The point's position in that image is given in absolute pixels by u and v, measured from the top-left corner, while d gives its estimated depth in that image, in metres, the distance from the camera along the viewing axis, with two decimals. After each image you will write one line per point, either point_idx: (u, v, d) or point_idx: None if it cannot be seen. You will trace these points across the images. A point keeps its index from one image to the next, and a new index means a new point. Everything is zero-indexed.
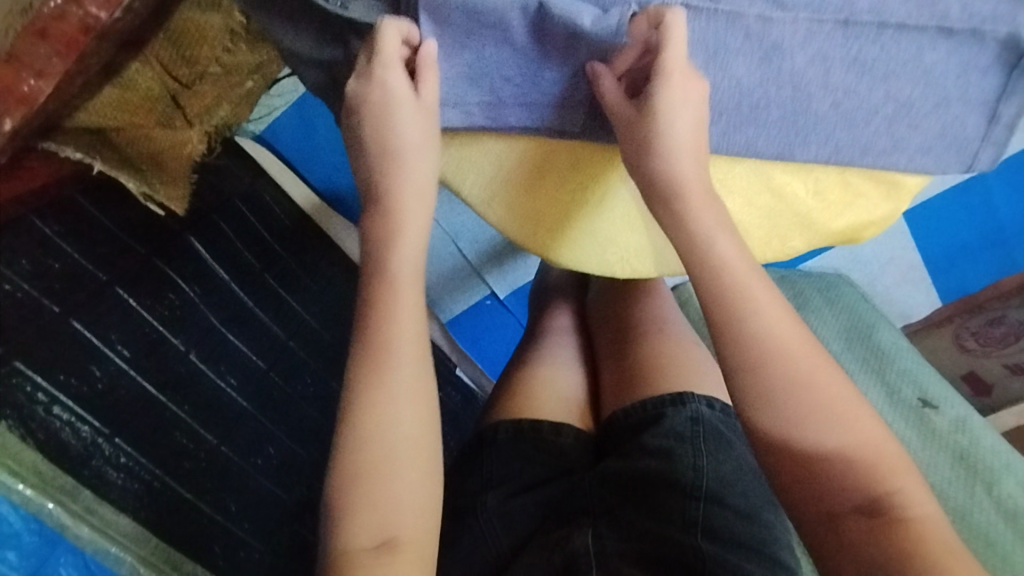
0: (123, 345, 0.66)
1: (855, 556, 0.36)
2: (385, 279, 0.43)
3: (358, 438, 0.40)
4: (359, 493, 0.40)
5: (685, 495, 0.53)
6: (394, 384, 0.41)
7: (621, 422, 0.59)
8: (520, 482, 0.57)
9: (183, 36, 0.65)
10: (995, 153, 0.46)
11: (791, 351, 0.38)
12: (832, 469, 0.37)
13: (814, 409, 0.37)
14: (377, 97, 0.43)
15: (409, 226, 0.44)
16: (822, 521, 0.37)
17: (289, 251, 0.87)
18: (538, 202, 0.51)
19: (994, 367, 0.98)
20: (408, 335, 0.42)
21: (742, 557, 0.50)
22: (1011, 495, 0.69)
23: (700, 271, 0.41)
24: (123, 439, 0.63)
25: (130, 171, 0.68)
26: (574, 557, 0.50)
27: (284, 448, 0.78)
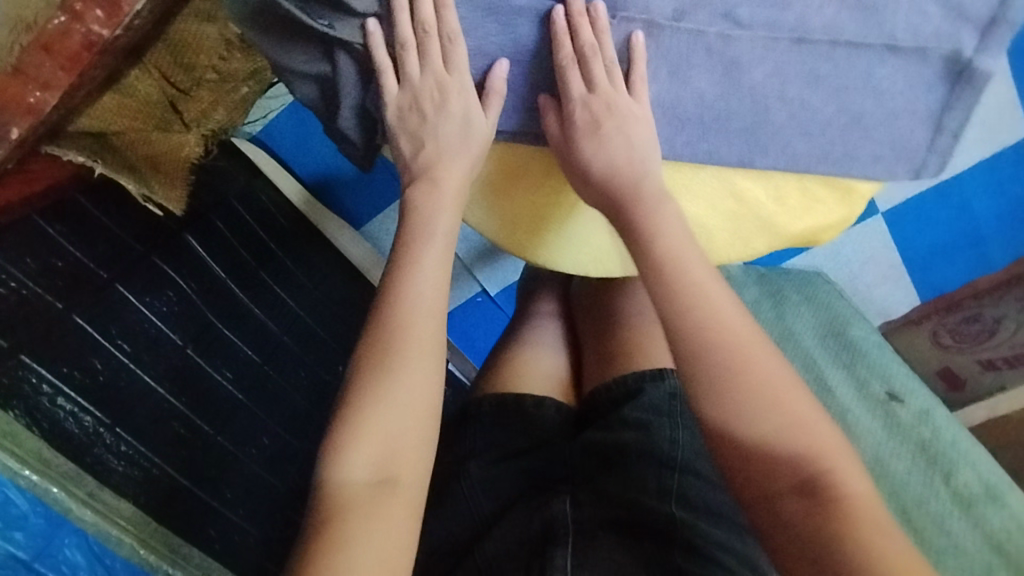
0: (123, 340, 0.69)
1: (794, 530, 0.40)
2: (418, 237, 0.49)
3: (372, 376, 0.45)
4: (372, 434, 0.44)
5: (661, 465, 0.55)
6: (412, 336, 0.46)
7: (602, 396, 0.62)
8: (505, 448, 0.59)
9: (180, 45, 0.66)
10: (942, 160, 0.50)
11: (737, 343, 0.42)
12: (772, 446, 0.41)
13: (756, 398, 0.41)
14: (457, 99, 0.47)
15: (444, 193, 0.49)
16: (763, 504, 0.41)
17: (285, 251, 0.93)
18: (510, 201, 0.54)
19: (969, 362, 1.05)
20: (428, 294, 0.48)
21: (711, 522, 0.52)
22: (967, 484, 0.72)
23: (663, 255, 0.45)
24: (123, 429, 0.66)
25: (132, 174, 0.71)
26: (551, 521, 0.52)
27: (276, 436, 0.82)
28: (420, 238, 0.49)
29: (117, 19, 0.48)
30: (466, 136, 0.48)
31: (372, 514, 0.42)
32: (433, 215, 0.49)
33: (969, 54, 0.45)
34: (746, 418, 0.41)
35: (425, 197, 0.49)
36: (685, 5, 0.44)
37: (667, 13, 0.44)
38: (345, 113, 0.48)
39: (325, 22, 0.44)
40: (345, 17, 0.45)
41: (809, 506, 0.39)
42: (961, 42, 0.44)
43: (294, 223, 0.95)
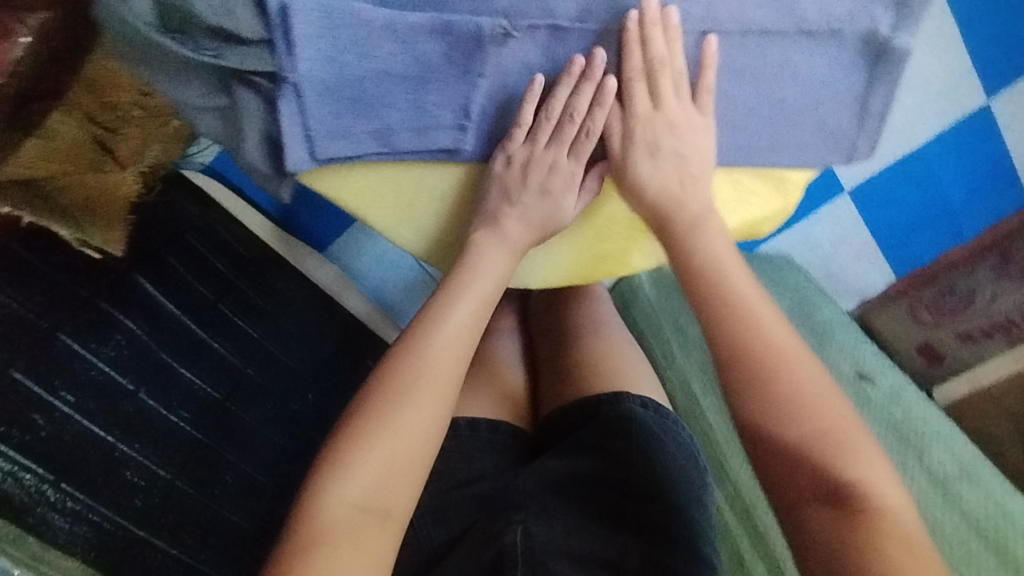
0: (67, 393, 0.67)
1: (821, 540, 0.43)
2: (463, 276, 0.51)
3: (389, 397, 0.47)
4: (375, 461, 0.45)
5: (615, 493, 0.56)
6: (438, 369, 0.48)
7: (559, 420, 0.62)
8: (457, 477, 0.58)
9: (100, 84, 0.66)
10: (870, 142, 0.53)
11: (775, 352, 0.46)
12: (819, 459, 0.44)
13: (792, 408, 0.45)
14: (560, 185, 0.52)
15: (501, 247, 0.52)
16: (787, 506, 0.46)
17: (246, 280, 0.91)
18: (429, 216, 0.53)
19: (946, 336, 0.99)
20: (458, 333, 0.49)
21: (671, 553, 0.52)
22: (941, 462, 0.71)
23: (709, 271, 0.49)
24: (70, 483, 0.64)
25: (68, 223, 0.69)
26: (501, 554, 0.49)
27: (241, 475, 0.81)
28: (464, 279, 0.51)
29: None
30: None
31: (354, 533, 0.43)
32: (482, 259, 0.51)
33: (885, 34, 0.48)
34: (779, 425, 0.45)
35: (488, 243, 0.52)
36: (588, 7, 0.47)
37: (572, 15, 0.47)
38: (252, 147, 0.47)
39: (211, 53, 0.44)
40: (232, 48, 0.44)
41: (836, 511, 0.43)
42: (876, 22, 0.48)
43: (256, 253, 0.94)
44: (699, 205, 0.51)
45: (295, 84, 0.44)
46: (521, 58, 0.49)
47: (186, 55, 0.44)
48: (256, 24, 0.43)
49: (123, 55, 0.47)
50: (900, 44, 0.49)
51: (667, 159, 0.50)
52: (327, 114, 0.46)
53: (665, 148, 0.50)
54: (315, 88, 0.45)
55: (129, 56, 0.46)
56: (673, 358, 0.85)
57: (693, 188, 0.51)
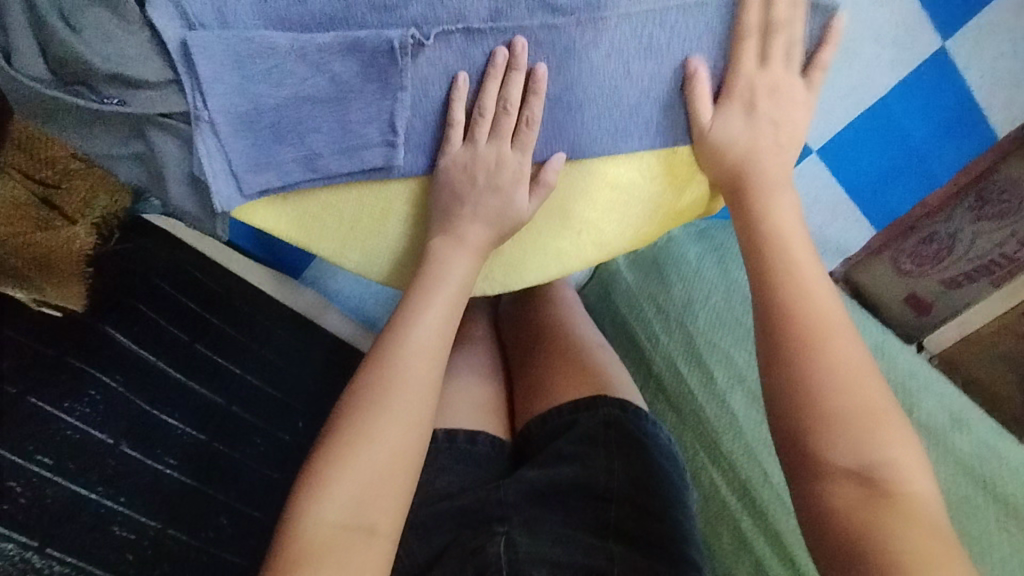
0: (42, 454, 0.67)
1: (840, 519, 0.43)
2: (432, 283, 0.50)
3: (362, 411, 0.45)
4: (356, 478, 0.44)
5: (595, 499, 0.55)
6: (409, 377, 0.47)
7: (538, 429, 0.61)
8: (439, 489, 0.57)
9: (29, 141, 0.63)
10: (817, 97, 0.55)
11: (821, 326, 0.47)
12: (845, 438, 0.44)
13: (838, 385, 0.45)
14: (508, 180, 0.50)
15: (464, 249, 0.51)
16: (816, 481, 0.44)
17: (221, 316, 0.90)
18: (370, 237, 0.52)
19: (930, 284, 1.00)
20: (428, 339, 0.48)
21: (646, 555, 0.52)
22: (929, 413, 0.69)
23: (766, 245, 0.51)
24: (54, 547, 0.63)
25: (22, 284, 0.69)
26: (484, 565, 0.50)
27: (237, 515, 0.80)
28: (432, 285, 0.50)
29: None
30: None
31: (340, 552, 0.42)
32: (447, 264, 0.51)
33: None
34: (822, 393, 0.45)
35: (447, 248, 0.51)
36: (498, 6, 0.46)
37: (483, 15, 0.46)
38: (177, 189, 0.47)
39: (114, 99, 0.44)
40: (133, 91, 0.43)
41: (865, 492, 0.43)
42: None
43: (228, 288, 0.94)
44: (775, 175, 0.53)
45: (209, 121, 0.45)
46: (438, 64, 0.47)
47: (89, 107, 0.44)
48: (159, 65, 0.43)
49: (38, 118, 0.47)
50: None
51: (762, 121, 0.52)
52: (248, 146, 0.46)
53: (763, 112, 0.52)
54: (232, 123, 0.45)
55: (44, 118, 0.46)
56: (658, 340, 0.84)
57: (762, 157, 0.53)
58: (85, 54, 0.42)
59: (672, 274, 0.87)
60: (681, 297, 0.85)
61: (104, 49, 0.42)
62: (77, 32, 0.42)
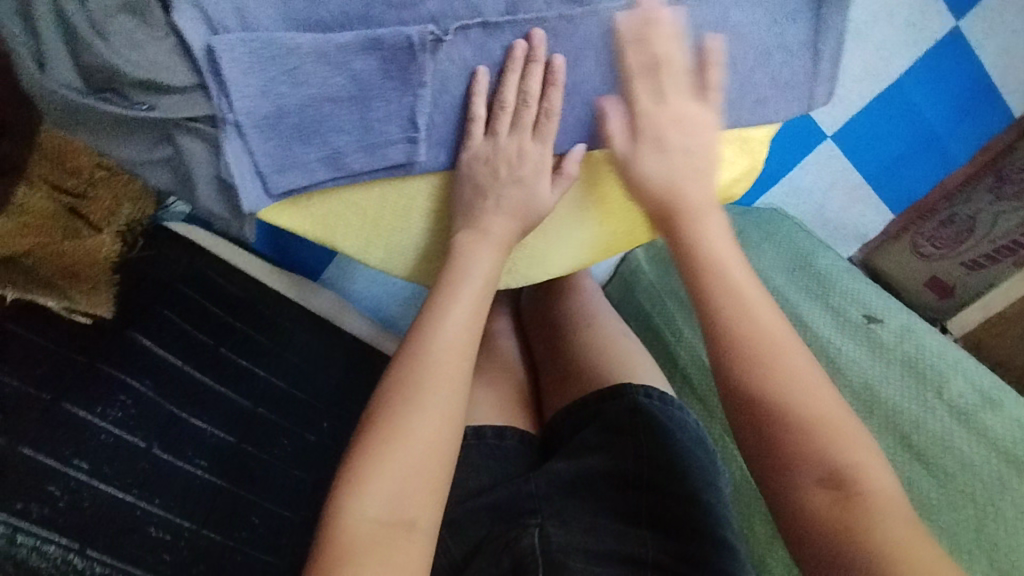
0: (79, 459, 0.67)
1: (813, 522, 0.42)
2: (458, 279, 0.51)
3: (394, 407, 0.46)
4: (394, 473, 0.44)
5: (625, 486, 0.55)
6: (438, 371, 0.47)
7: (562, 421, 0.62)
8: (469, 486, 0.57)
9: (55, 151, 0.64)
10: (828, 87, 0.56)
11: (765, 334, 0.47)
12: (808, 442, 0.44)
13: (787, 393, 0.45)
14: (530, 171, 0.52)
15: (488, 243, 0.52)
16: (788, 485, 0.44)
17: (244, 321, 0.93)
18: (395, 233, 0.53)
19: (954, 267, 0.98)
20: (456, 334, 0.49)
21: (684, 539, 0.52)
22: (962, 395, 0.68)
23: (699, 268, 0.50)
24: (95, 549, 0.63)
25: (52, 291, 0.68)
26: (522, 558, 0.49)
27: (267, 513, 0.82)
28: (459, 281, 0.51)
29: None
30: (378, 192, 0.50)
31: (383, 548, 0.42)
32: (473, 259, 0.51)
33: None
34: (780, 397, 0.45)
35: (473, 242, 0.51)
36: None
37: (500, 9, 0.48)
38: (205, 191, 0.48)
39: (144, 106, 0.45)
40: (163, 97, 0.45)
41: (834, 496, 0.42)
42: None
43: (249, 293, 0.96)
44: (698, 197, 0.52)
45: (235, 124, 0.45)
46: (457, 59, 0.48)
47: (121, 112, 0.45)
48: (185, 70, 0.44)
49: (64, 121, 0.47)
50: None
51: (676, 153, 0.52)
52: (272, 148, 0.46)
53: (674, 145, 0.52)
54: (256, 125, 0.45)
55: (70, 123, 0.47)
56: (681, 335, 0.83)
57: (686, 180, 0.52)
58: (115, 61, 0.42)
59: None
60: None
61: (130, 55, 0.43)
62: (105, 39, 0.42)
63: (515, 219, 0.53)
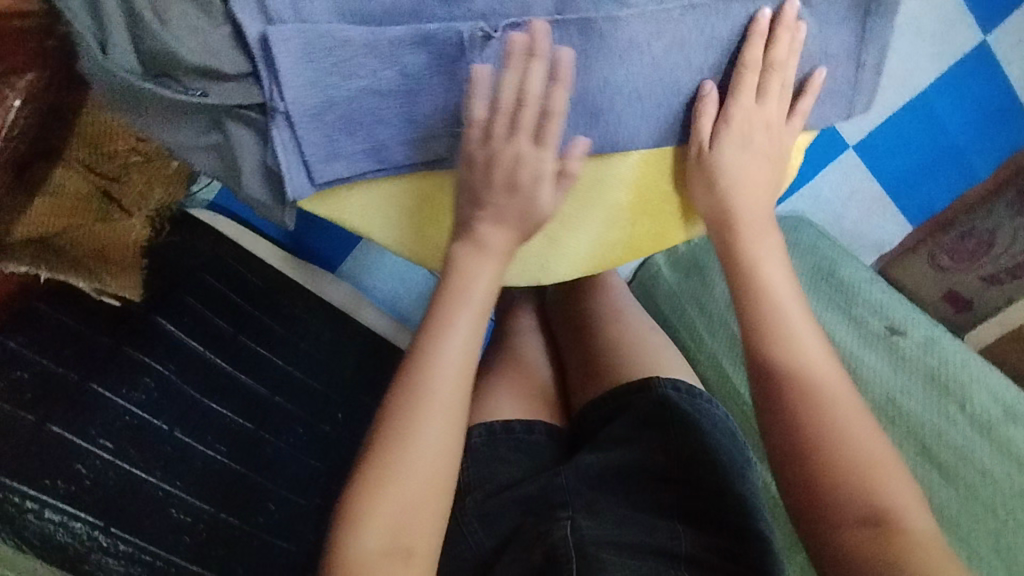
0: (105, 439, 0.68)
1: (854, 555, 0.43)
2: (453, 302, 0.49)
3: (391, 439, 0.46)
4: (393, 504, 0.45)
5: (655, 476, 0.57)
6: (434, 402, 0.47)
7: (589, 414, 0.63)
8: (497, 482, 0.58)
9: (94, 136, 0.64)
10: (868, 98, 0.57)
11: (811, 364, 0.49)
12: (846, 471, 0.45)
13: (829, 436, 0.46)
14: (520, 175, 0.49)
15: (485, 265, 0.50)
16: (827, 523, 0.44)
17: (263, 309, 0.92)
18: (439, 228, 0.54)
19: (969, 279, 0.96)
20: (454, 361, 0.48)
21: (714, 529, 0.54)
22: (984, 407, 0.69)
23: (763, 305, 0.52)
24: (118, 527, 0.65)
25: (82, 272, 0.70)
26: (552, 552, 0.50)
27: (284, 501, 0.82)
28: (456, 303, 0.49)
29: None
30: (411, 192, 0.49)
31: None
32: (473, 277, 0.50)
33: None
34: (823, 424, 0.47)
35: (471, 261, 0.50)
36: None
37: (550, 8, 0.49)
38: (251, 177, 0.49)
39: (198, 92, 0.46)
40: (217, 84, 0.46)
41: (875, 531, 0.43)
42: None
43: (268, 281, 0.95)
44: (755, 212, 0.56)
45: (284, 112, 0.46)
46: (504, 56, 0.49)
47: (175, 98, 0.46)
48: (239, 58, 0.46)
49: (115, 104, 0.48)
50: None
51: (749, 155, 0.55)
52: (320, 138, 0.47)
53: (755, 147, 0.55)
54: (305, 116, 0.46)
55: (120, 106, 0.48)
56: (702, 340, 0.84)
57: (747, 191, 0.56)
58: (175, 48, 0.44)
59: (712, 272, 0.87)
60: (723, 295, 0.86)
61: (191, 42, 0.45)
62: (166, 24, 0.44)
63: (516, 229, 0.50)
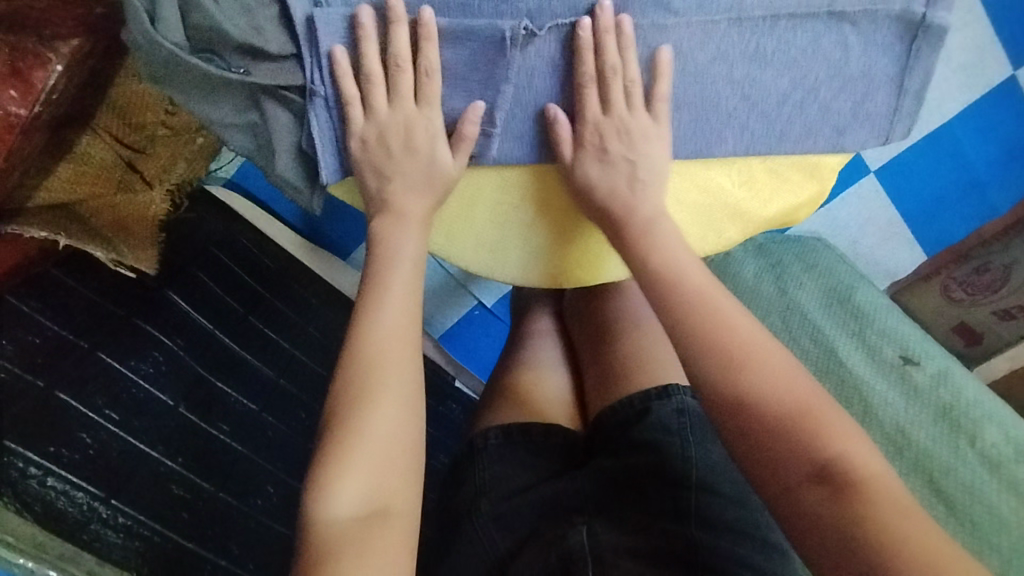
0: (110, 410, 0.68)
1: (813, 521, 0.40)
2: (387, 268, 0.50)
3: (347, 406, 0.46)
4: (359, 468, 0.44)
5: (676, 486, 0.56)
6: (386, 362, 0.47)
7: (607, 420, 0.63)
8: (515, 484, 0.59)
9: (125, 105, 0.64)
10: (906, 124, 0.55)
11: (721, 325, 0.46)
12: (778, 431, 0.42)
13: (760, 398, 0.43)
14: (424, 141, 0.50)
15: (410, 229, 0.51)
16: (780, 491, 0.42)
17: (273, 292, 0.92)
18: (473, 225, 0.55)
19: (983, 315, 0.96)
20: (396, 321, 0.49)
21: (732, 541, 0.54)
22: (995, 445, 0.69)
23: (659, 285, 0.50)
24: (119, 499, 0.66)
25: (100, 242, 0.69)
26: (569, 557, 0.52)
27: (282, 484, 0.81)
28: (389, 268, 0.50)
29: (33, 96, 0.51)
30: (430, 178, 0.50)
31: (361, 547, 0.42)
32: (399, 244, 0.51)
33: (920, 10, 0.50)
34: (743, 388, 0.44)
35: (393, 229, 0.51)
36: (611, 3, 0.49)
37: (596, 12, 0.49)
38: (284, 159, 0.50)
39: (241, 70, 0.47)
40: (261, 64, 0.47)
41: (828, 490, 0.40)
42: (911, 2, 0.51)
43: (279, 264, 0.94)
44: (648, 211, 0.52)
45: (324, 96, 0.48)
46: (545, 57, 0.49)
47: (217, 74, 0.46)
48: (284, 40, 0.47)
49: (152, 77, 0.48)
50: (937, 21, 0.51)
51: (619, 163, 0.52)
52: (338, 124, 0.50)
53: (618, 155, 0.52)
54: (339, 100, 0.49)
55: (158, 79, 0.48)
56: None
57: (650, 188, 0.52)
58: (224, 25, 0.45)
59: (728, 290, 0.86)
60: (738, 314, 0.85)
61: (238, 21, 0.46)
62: (217, 1, 0.45)
63: (432, 196, 0.51)
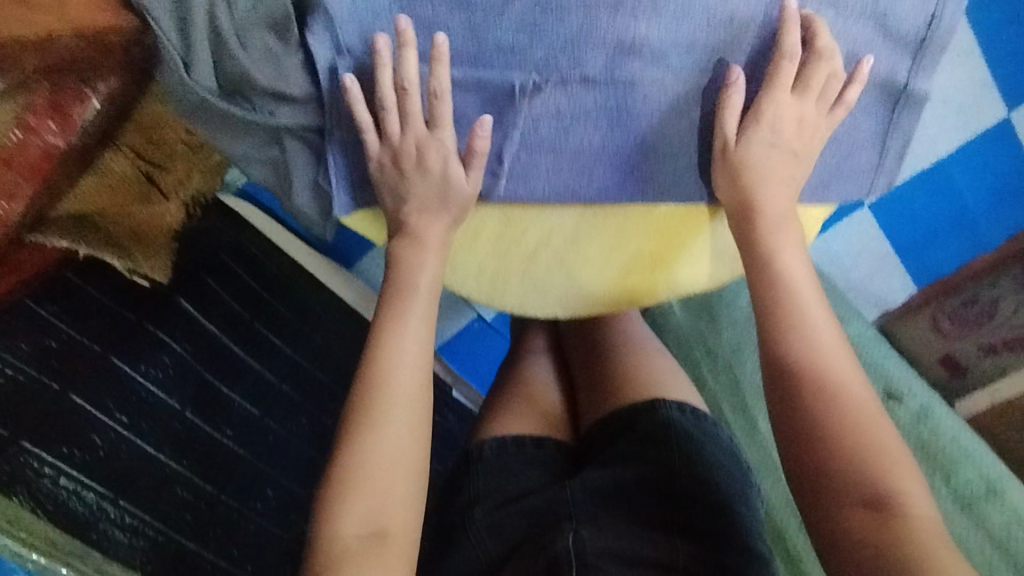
0: (121, 413, 0.70)
1: (853, 540, 0.42)
2: (404, 296, 0.53)
3: (357, 430, 0.48)
4: (363, 491, 0.47)
5: (661, 496, 0.60)
6: (396, 388, 0.50)
7: (595, 433, 0.67)
8: (508, 492, 0.62)
9: (149, 124, 0.66)
10: (888, 180, 0.60)
11: (816, 347, 0.49)
12: (848, 455, 0.44)
13: (841, 422, 0.45)
14: (435, 177, 0.53)
15: (427, 261, 0.54)
16: (827, 510, 0.44)
17: (279, 300, 0.95)
18: (478, 258, 0.58)
19: (968, 348, 0.94)
20: (409, 349, 0.52)
21: (715, 547, 0.56)
22: (966, 482, 0.73)
23: (780, 289, 0.51)
24: (127, 500, 0.67)
25: (117, 250, 0.73)
26: (555, 561, 0.54)
27: (281, 488, 0.85)
28: (405, 296, 0.53)
29: (72, 130, 0.54)
30: (444, 213, 0.54)
31: (361, 564, 0.45)
32: (415, 271, 0.54)
33: (903, 79, 0.56)
34: (826, 407, 0.46)
35: (410, 254, 0.54)
36: (617, 60, 0.52)
37: (601, 68, 0.52)
38: (300, 191, 0.55)
39: (266, 111, 0.51)
40: (284, 106, 0.51)
41: (876, 516, 0.42)
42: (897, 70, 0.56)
43: (285, 271, 0.98)
44: (783, 210, 0.54)
45: (340, 135, 0.53)
46: (552, 106, 0.53)
47: (244, 115, 0.50)
48: (304, 84, 0.50)
49: (183, 114, 0.51)
50: (918, 89, 0.57)
51: (784, 150, 0.54)
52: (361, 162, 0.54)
53: (787, 137, 0.53)
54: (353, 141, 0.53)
55: (188, 117, 0.51)
56: (705, 382, 0.86)
57: (778, 185, 0.54)
58: (252, 74, 0.48)
59: (720, 316, 0.89)
60: (729, 341, 0.88)
61: (265, 66, 0.49)
62: (246, 49, 0.48)
63: (443, 229, 0.54)
